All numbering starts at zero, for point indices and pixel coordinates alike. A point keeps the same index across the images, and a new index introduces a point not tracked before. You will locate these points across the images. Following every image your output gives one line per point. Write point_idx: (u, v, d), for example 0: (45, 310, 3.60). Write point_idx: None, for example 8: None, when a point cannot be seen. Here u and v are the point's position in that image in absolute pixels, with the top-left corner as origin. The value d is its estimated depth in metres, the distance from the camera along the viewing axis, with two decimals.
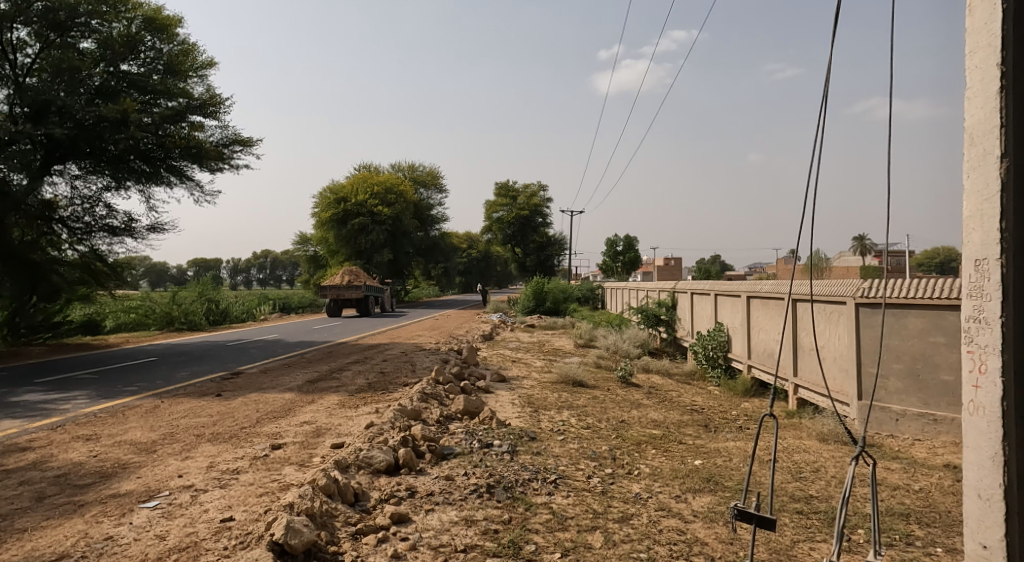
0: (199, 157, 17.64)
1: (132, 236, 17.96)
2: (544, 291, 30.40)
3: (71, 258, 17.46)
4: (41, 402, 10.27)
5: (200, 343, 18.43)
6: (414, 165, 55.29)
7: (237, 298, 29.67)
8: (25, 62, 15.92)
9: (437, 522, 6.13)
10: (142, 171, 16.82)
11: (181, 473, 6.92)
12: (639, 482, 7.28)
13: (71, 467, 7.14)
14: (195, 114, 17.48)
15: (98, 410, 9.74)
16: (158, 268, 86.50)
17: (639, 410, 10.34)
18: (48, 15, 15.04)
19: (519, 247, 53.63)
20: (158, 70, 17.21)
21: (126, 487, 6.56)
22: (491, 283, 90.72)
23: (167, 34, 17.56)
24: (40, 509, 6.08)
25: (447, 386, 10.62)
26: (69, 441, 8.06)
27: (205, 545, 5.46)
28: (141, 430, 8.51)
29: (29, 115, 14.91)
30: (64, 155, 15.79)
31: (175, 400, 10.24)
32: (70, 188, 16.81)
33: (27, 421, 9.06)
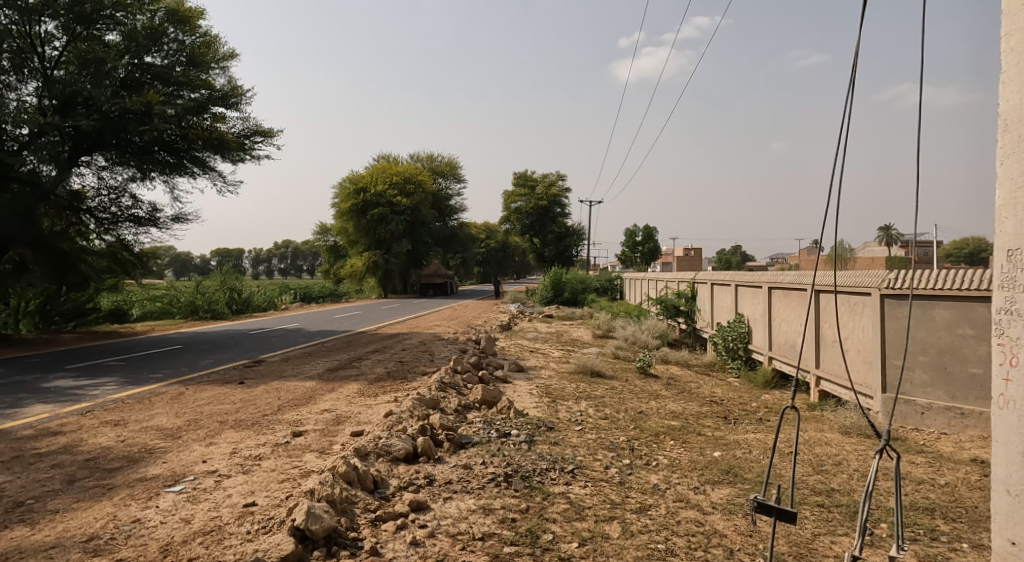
0: (221, 148, 17.82)
1: (157, 226, 18.12)
2: (561, 281, 30.35)
3: (99, 247, 17.68)
4: (72, 388, 10.45)
5: (224, 332, 18.55)
6: (432, 155, 55.16)
7: (260, 289, 30.46)
8: (51, 56, 16.02)
9: (455, 509, 6.13)
10: (167, 163, 16.98)
11: (205, 459, 6.97)
12: (658, 473, 7.24)
13: (101, 451, 7.23)
14: (216, 105, 17.56)
15: (126, 396, 9.87)
16: (184, 259, 88.55)
17: (658, 401, 10.31)
18: (76, 7, 15.18)
19: (538, 238, 53.42)
20: (181, 61, 17.24)
21: (154, 471, 6.63)
22: (509, 273, 91.27)
23: (190, 26, 17.61)
24: (71, 491, 6.17)
25: (466, 376, 10.68)
26: (97, 426, 8.16)
27: (229, 529, 5.51)
28: (168, 416, 8.58)
29: (56, 107, 15.03)
30: (91, 146, 15.99)
31: (199, 387, 10.35)
32: (98, 179, 17.02)
33: (59, 406, 9.22)
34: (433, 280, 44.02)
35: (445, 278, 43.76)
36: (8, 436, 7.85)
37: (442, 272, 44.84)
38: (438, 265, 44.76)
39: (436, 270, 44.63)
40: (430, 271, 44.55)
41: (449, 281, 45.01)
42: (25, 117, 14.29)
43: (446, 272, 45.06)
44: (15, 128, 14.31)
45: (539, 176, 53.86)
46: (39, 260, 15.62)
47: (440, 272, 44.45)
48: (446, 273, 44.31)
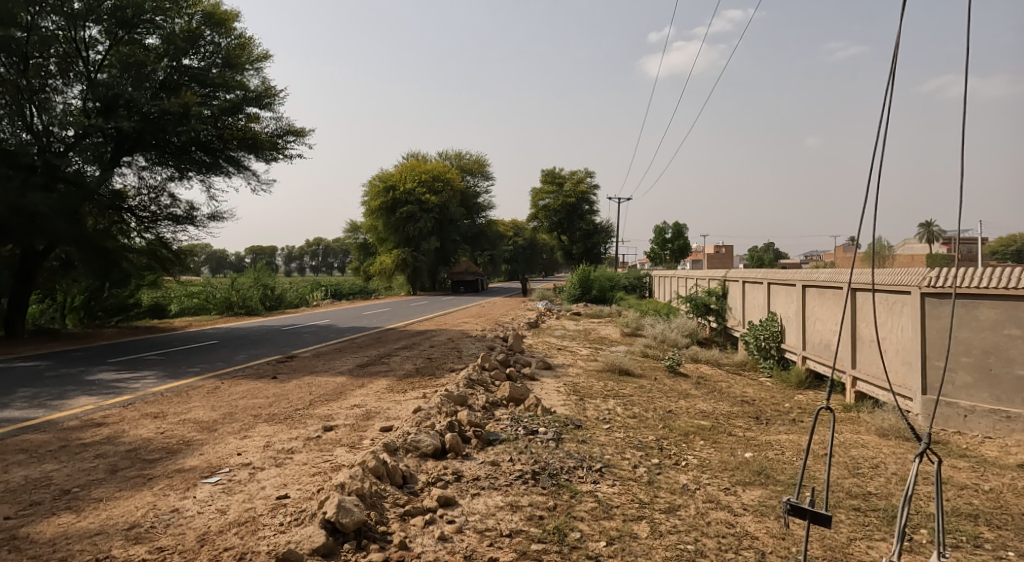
0: (255, 148, 18.08)
1: (194, 225, 18.35)
2: (589, 278, 30.17)
3: (139, 245, 18.00)
4: (114, 381, 10.63)
5: (258, 328, 18.77)
6: (461, 152, 55.22)
7: (292, 286, 30.80)
8: (95, 61, 16.39)
9: (483, 506, 6.09)
10: (203, 163, 17.20)
11: (240, 451, 7.02)
12: (687, 473, 7.13)
13: (142, 442, 7.32)
14: (251, 106, 17.74)
15: (165, 389, 10.01)
16: (219, 256, 90.14)
17: (687, 401, 10.16)
18: (117, 13, 15.56)
19: (567, 235, 53.41)
20: (218, 63, 17.34)
21: (191, 462, 6.70)
22: (537, 270, 91.15)
23: (225, 28, 17.77)
24: (114, 480, 6.28)
25: (493, 373, 10.64)
26: (138, 418, 8.28)
27: (263, 521, 5.57)
28: (204, 409, 8.67)
29: (99, 109, 15.36)
30: (132, 146, 16.28)
31: (234, 381, 10.46)
32: (138, 178, 17.26)
33: (102, 398, 9.38)
34: (465, 278, 44.35)
35: (476, 276, 44.04)
36: (54, 426, 8.01)
37: (473, 270, 45.13)
38: (469, 263, 45.01)
39: (468, 267, 44.96)
40: (462, 268, 44.88)
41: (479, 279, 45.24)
42: (71, 119, 14.80)
43: (476, 270, 45.30)
44: (61, 130, 14.85)
45: (568, 173, 53.64)
46: (82, 258, 15.89)
47: (471, 270, 44.76)
48: (477, 271, 44.60)
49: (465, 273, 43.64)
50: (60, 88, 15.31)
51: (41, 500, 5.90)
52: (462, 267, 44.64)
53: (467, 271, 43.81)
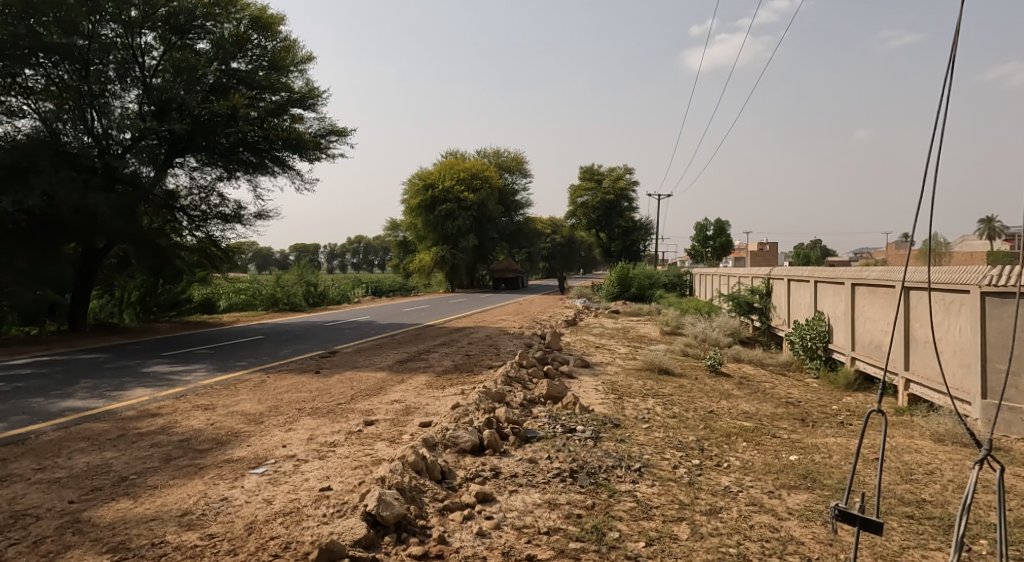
0: (300, 148, 18.01)
1: (242, 223, 18.62)
2: (628, 276, 29.87)
3: (190, 243, 18.31)
4: (167, 373, 10.88)
5: (302, 324, 19.01)
6: (499, 150, 55.21)
7: (334, 283, 31.20)
8: (150, 66, 16.83)
9: (521, 502, 6.01)
10: (250, 163, 17.46)
11: (285, 443, 7.10)
12: (730, 475, 6.93)
13: (194, 432, 7.47)
14: (295, 107, 17.98)
15: (215, 381, 10.19)
16: (265, 254, 92.00)
17: (729, 401, 9.93)
18: (171, 19, 15.98)
19: (604, 232, 52.70)
20: (264, 66, 17.64)
21: (239, 453, 6.82)
22: (576, 267, 90.76)
23: (271, 31, 17.99)
24: (168, 469, 6.44)
25: (531, 370, 10.56)
26: (190, 409, 8.44)
27: (306, 511, 5.65)
28: (251, 402, 8.78)
29: (153, 113, 15.90)
30: (184, 148, 16.68)
31: (279, 375, 10.59)
32: (189, 179, 17.60)
33: (157, 389, 9.60)
34: (506, 275, 44.64)
35: (518, 273, 44.26)
36: (113, 416, 8.23)
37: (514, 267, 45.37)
38: (510, 262, 45.26)
39: (509, 265, 45.23)
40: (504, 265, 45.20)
41: (519, 276, 45.30)
42: (128, 122, 15.08)
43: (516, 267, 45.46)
44: (118, 133, 15.13)
45: (607, 170, 53.24)
46: (138, 255, 16.34)
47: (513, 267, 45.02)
48: (517, 268, 44.73)
49: (506, 270, 43.90)
50: (118, 92, 15.72)
51: (101, 486, 6.10)
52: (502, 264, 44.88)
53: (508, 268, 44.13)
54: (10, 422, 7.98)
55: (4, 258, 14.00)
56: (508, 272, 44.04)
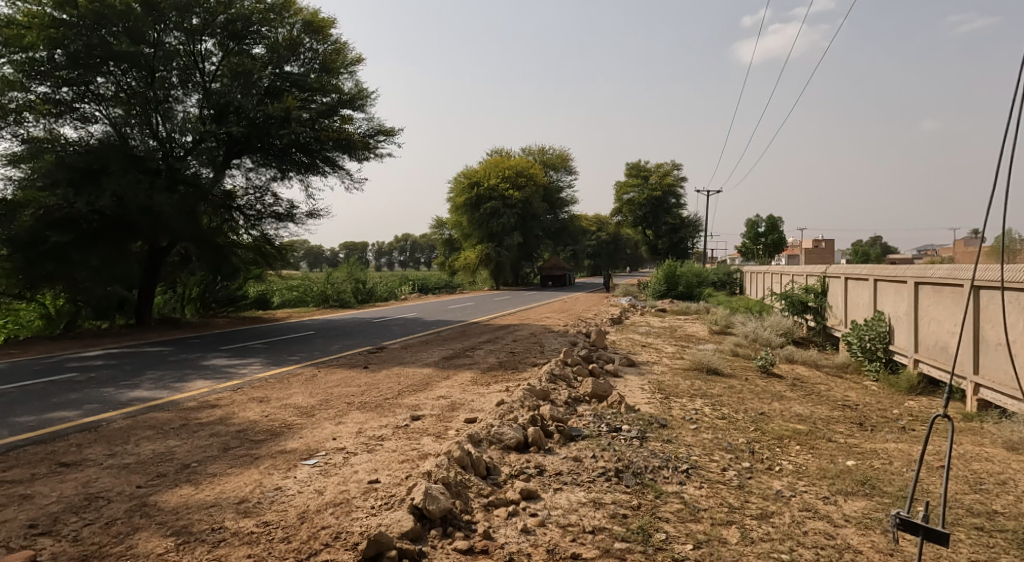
0: (350, 148, 18.10)
1: (294, 222, 18.85)
2: (675, 274, 29.39)
3: (246, 241, 18.56)
4: (224, 366, 11.06)
5: (350, 320, 19.20)
6: (544, 147, 55.01)
7: (380, 280, 31.48)
8: (210, 71, 17.11)
9: (565, 501, 5.96)
10: (302, 163, 17.74)
11: (335, 436, 7.10)
12: (781, 479, 6.65)
13: (250, 423, 7.54)
14: (345, 108, 18.01)
15: (269, 374, 10.31)
16: (314, 252, 93.73)
17: (782, 403, 9.60)
18: (229, 26, 16.37)
19: (652, 230, 52.18)
20: (315, 68, 17.83)
21: (292, 444, 6.86)
22: (621, 265, 90.01)
23: (323, 35, 18.10)
24: (226, 458, 6.52)
25: (576, 368, 10.39)
26: (246, 401, 8.53)
27: (356, 502, 5.69)
28: (303, 395, 8.83)
29: (213, 116, 16.32)
30: (240, 150, 16.97)
31: (329, 370, 10.65)
32: (246, 179, 17.90)
33: (215, 381, 9.75)
34: (553, 273, 45.01)
35: (565, 271, 44.40)
36: (175, 406, 8.38)
37: (563, 265, 45.51)
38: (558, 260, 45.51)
39: (557, 263, 45.51)
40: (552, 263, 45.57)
41: (566, 274, 45.22)
42: (189, 125, 15.49)
43: (563, 265, 45.46)
44: (180, 136, 15.58)
45: (654, 166, 52.62)
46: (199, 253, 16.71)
47: (561, 265, 45.28)
48: (565, 266, 44.80)
49: (554, 268, 44.29)
50: (181, 97, 16.02)
51: (165, 473, 6.22)
52: (551, 262, 45.21)
53: (556, 266, 44.47)
54: (82, 410, 8.20)
55: (79, 256, 14.46)
56: (555, 270, 44.34)
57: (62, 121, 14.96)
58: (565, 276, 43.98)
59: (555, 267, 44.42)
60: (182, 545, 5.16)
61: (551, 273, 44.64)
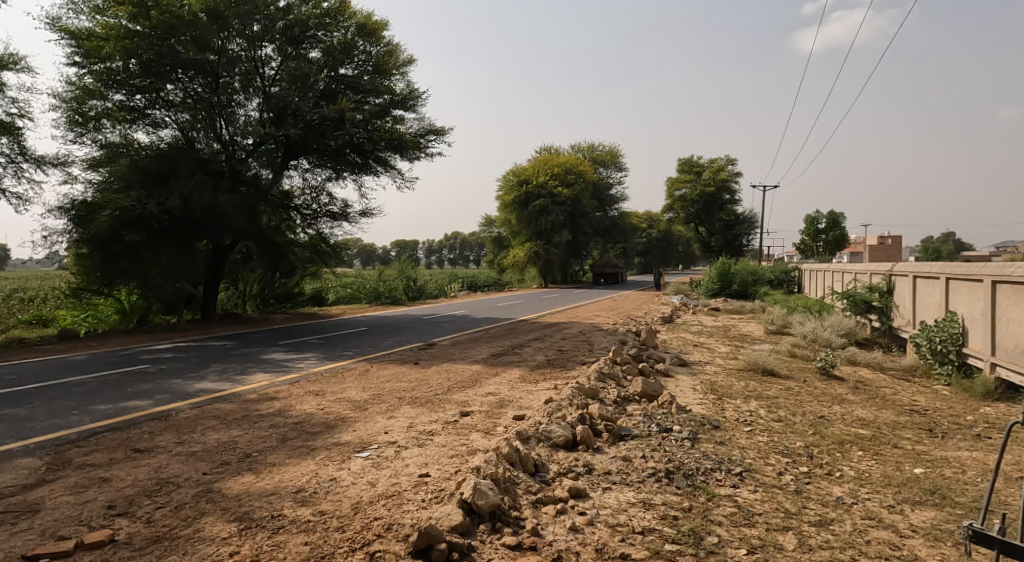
0: (401, 148, 18.10)
1: (348, 221, 19.01)
2: (729, 272, 28.73)
3: (303, 239, 18.79)
4: (283, 360, 11.18)
5: (399, 317, 19.30)
6: (593, 144, 54.51)
7: (429, 278, 31.64)
8: (270, 76, 17.34)
9: (615, 501, 5.75)
10: (355, 163, 17.81)
11: (387, 430, 7.02)
12: (842, 485, 6.30)
13: (307, 416, 7.53)
14: (397, 108, 17.99)
15: (324, 368, 10.35)
16: (366, 251, 95.08)
17: (843, 407, 9.17)
18: (288, 31, 16.56)
19: (705, 226, 51.42)
20: (368, 70, 17.88)
21: (347, 437, 6.81)
22: (672, 263, 88.85)
23: (376, 37, 17.97)
24: (285, 449, 6.51)
25: (625, 368, 10.13)
26: (303, 394, 8.55)
27: (407, 495, 5.58)
28: (356, 390, 8.80)
29: (272, 119, 16.69)
30: (297, 152, 17.08)
31: (381, 365, 10.63)
32: (303, 180, 18.10)
33: (275, 374, 9.84)
34: (606, 270, 44.94)
35: (618, 268, 44.21)
36: (237, 397, 8.45)
37: (616, 263, 45.34)
38: (611, 258, 45.41)
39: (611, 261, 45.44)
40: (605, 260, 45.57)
41: (618, 271, 44.92)
42: (250, 128, 15.72)
43: (615, 263, 45.16)
44: (242, 138, 15.81)
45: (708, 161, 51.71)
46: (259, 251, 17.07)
47: (614, 263, 45.17)
48: (618, 264, 44.59)
49: (607, 265, 44.23)
50: (242, 102, 16.46)
51: (229, 461, 6.23)
52: (604, 260, 45.15)
53: (609, 263, 44.39)
54: (155, 399, 8.35)
55: (150, 254, 14.98)
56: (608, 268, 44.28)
57: (136, 126, 15.83)
58: (618, 273, 43.82)
59: (608, 264, 44.34)
60: (244, 530, 5.13)
61: (604, 270, 44.56)
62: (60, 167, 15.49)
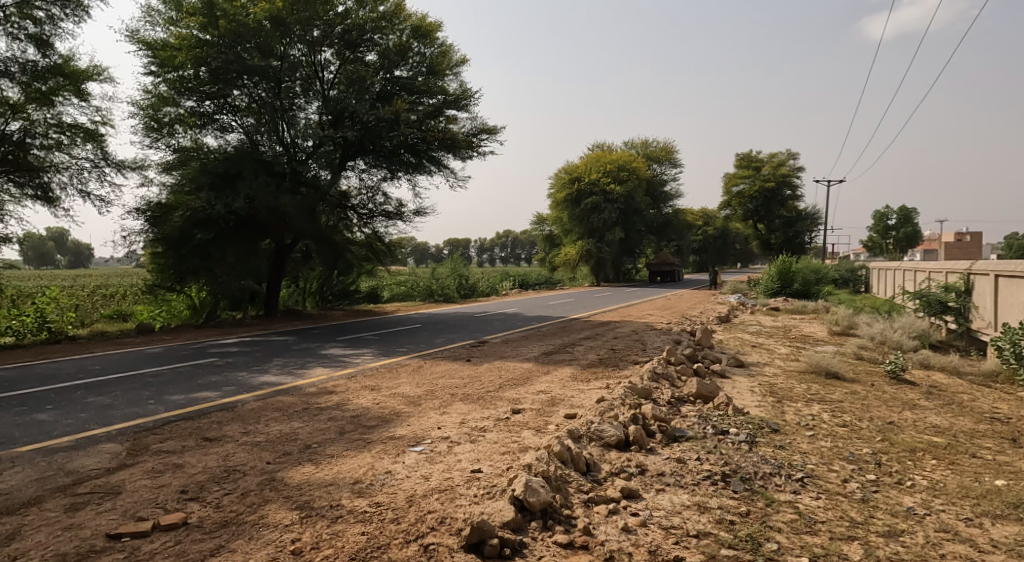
0: (454, 148, 18.00)
1: (402, 220, 19.10)
2: (790, 271, 27.91)
3: (360, 238, 18.90)
4: (341, 355, 11.26)
5: (450, 314, 19.33)
6: (648, 140, 53.67)
7: (482, 276, 31.68)
8: (329, 80, 17.56)
9: (669, 502, 5.53)
10: (410, 163, 17.84)
11: (439, 425, 6.94)
12: (913, 495, 5.93)
13: (364, 410, 7.52)
14: (450, 108, 17.95)
15: (379, 364, 10.37)
16: (419, 249, 96.05)
17: (915, 412, 8.71)
18: (346, 35, 16.72)
19: (765, 223, 50.28)
20: (422, 71, 17.85)
21: (401, 431, 6.75)
22: (729, 262, 87.15)
23: (430, 38, 17.94)
24: (343, 441, 6.49)
25: (680, 368, 9.84)
26: (359, 389, 8.56)
27: (460, 490, 5.48)
28: (410, 385, 8.77)
29: (331, 122, 16.85)
30: (354, 152, 17.18)
31: (434, 361, 10.59)
32: (359, 180, 18.27)
33: (333, 369, 9.91)
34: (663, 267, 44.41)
35: (676, 266, 43.64)
36: (298, 391, 8.51)
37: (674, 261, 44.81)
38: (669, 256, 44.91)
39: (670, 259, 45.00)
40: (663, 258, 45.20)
41: (674, 270, 44.27)
42: (310, 130, 15.84)
43: (672, 261, 44.57)
44: (302, 141, 15.94)
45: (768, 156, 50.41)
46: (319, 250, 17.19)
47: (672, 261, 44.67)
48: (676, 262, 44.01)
49: (664, 263, 43.81)
50: (303, 105, 16.65)
51: (291, 451, 6.24)
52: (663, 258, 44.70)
53: (666, 261, 43.92)
54: (223, 391, 8.47)
55: (218, 252, 15.29)
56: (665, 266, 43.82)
57: (205, 131, 16.21)
58: (677, 270, 43.29)
59: (666, 261, 43.90)
60: (306, 518, 5.11)
61: (662, 268, 44.10)
62: (138, 171, 15.90)
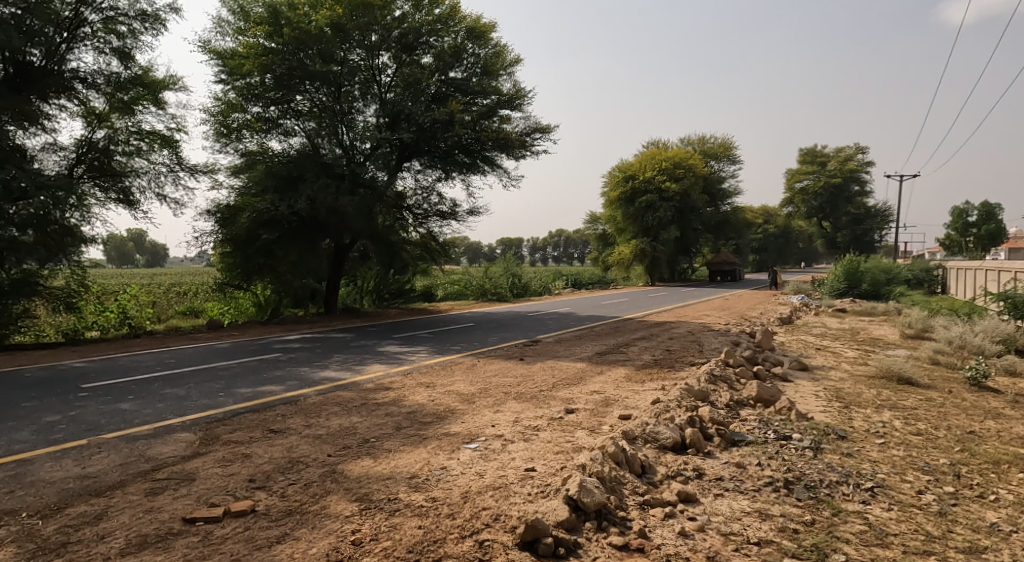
0: (507, 147, 18.16)
1: (456, 219, 19.35)
2: (859, 270, 27.14)
3: (415, 238, 19.18)
4: (397, 352, 11.53)
5: (505, 314, 19.42)
6: (704, 137, 52.83)
7: (535, 276, 31.79)
8: (386, 83, 17.80)
9: (727, 508, 5.54)
10: (464, 164, 18.06)
11: (494, 423, 7.08)
12: (998, 510, 5.79)
13: (419, 406, 7.72)
14: (503, 108, 18.09)
15: (435, 362, 10.58)
16: (473, 247, 96.66)
17: (1002, 422, 8.45)
18: (403, 39, 17.05)
19: (830, 221, 48.94)
20: (477, 72, 18.07)
21: (456, 428, 6.92)
22: (791, 261, 85.07)
23: (484, 39, 18.09)
24: (400, 436, 6.70)
25: (738, 370, 9.76)
26: (415, 386, 8.77)
27: (513, 488, 5.60)
28: (464, 383, 8.95)
29: (387, 124, 17.13)
30: (409, 154, 17.50)
31: (487, 360, 10.74)
32: (415, 180, 18.54)
33: (390, 366, 10.17)
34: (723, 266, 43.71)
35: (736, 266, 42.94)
36: (355, 386, 8.77)
37: (734, 260, 44.11)
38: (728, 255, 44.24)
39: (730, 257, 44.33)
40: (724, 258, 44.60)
41: (733, 269, 43.55)
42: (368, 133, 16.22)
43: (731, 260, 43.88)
44: (360, 143, 16.36)
45: (834, 152, 49.03)
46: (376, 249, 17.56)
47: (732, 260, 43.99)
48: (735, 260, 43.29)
49: (724, 262, 43.20)
50: (361, 108, 17.03)
51: (350, 445, 6.47)
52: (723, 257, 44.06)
53: (726, 260, 43.31)
54: (286, 385, 8.80)
55: (280, 252, 15.86)
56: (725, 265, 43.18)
57: (270, 135, 16.70)
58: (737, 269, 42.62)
59: (726, 260, 43.29)
60: (365, 510, 5.31)
61: (721, 267, 43.42)
62: (208, 175, 16.52)
